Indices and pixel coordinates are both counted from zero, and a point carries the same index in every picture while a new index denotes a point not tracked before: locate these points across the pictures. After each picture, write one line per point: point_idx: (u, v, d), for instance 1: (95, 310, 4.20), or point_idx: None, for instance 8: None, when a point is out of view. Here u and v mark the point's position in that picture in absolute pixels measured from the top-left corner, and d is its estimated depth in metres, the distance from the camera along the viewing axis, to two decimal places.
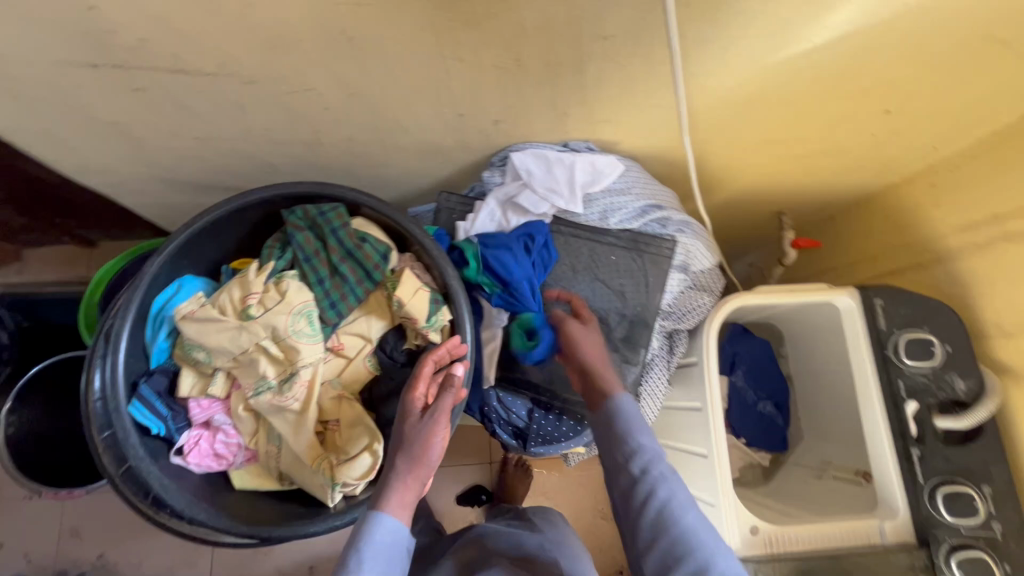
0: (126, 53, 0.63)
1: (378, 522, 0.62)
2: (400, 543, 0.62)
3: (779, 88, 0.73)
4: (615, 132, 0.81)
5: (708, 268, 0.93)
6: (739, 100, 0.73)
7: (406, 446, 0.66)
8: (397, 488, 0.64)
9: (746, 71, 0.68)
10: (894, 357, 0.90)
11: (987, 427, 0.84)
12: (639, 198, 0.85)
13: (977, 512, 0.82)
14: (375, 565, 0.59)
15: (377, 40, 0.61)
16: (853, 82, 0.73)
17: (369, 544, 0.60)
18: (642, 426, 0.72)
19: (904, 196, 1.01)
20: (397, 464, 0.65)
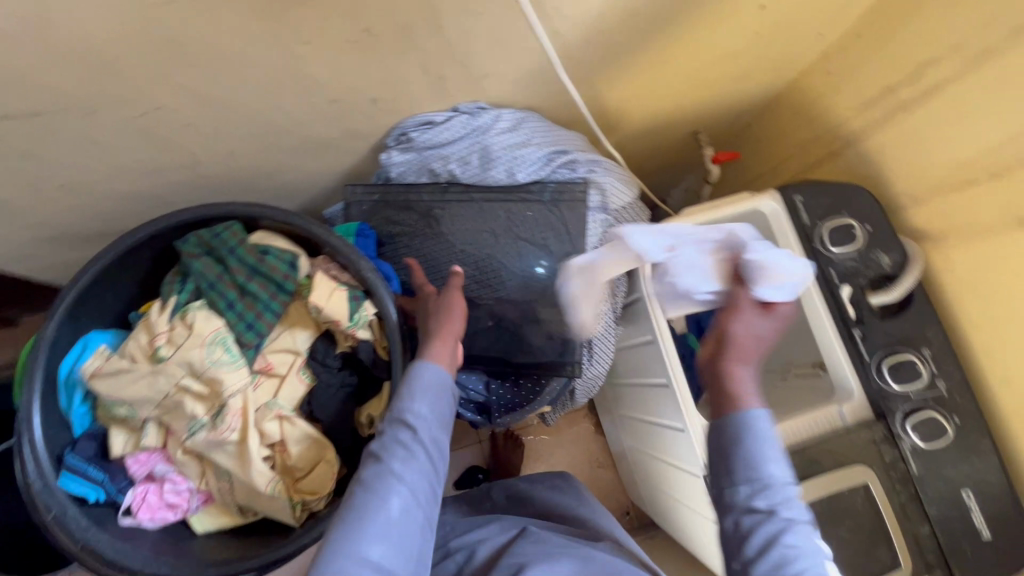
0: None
1: (424, 364, 0.65)
2: (445, 387, 0.64)
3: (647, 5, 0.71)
4: (501, 84, 0.78)
5: (628, 202, 0.92)
6: (610, 24, 0.71)
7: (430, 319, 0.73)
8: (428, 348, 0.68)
9: None
10: (821, 248, 0.92)
11: (915, 292, 0.87)
12: (542, 147, 0.83)
13: (920, 376, 0.85)
14: (427, 395, 0.62)
15: (208, 37, 0.57)
16: None
17: (416, 385, 0.63)
18: (770, 453, 0.57)
19: (805, 89, 1.01)
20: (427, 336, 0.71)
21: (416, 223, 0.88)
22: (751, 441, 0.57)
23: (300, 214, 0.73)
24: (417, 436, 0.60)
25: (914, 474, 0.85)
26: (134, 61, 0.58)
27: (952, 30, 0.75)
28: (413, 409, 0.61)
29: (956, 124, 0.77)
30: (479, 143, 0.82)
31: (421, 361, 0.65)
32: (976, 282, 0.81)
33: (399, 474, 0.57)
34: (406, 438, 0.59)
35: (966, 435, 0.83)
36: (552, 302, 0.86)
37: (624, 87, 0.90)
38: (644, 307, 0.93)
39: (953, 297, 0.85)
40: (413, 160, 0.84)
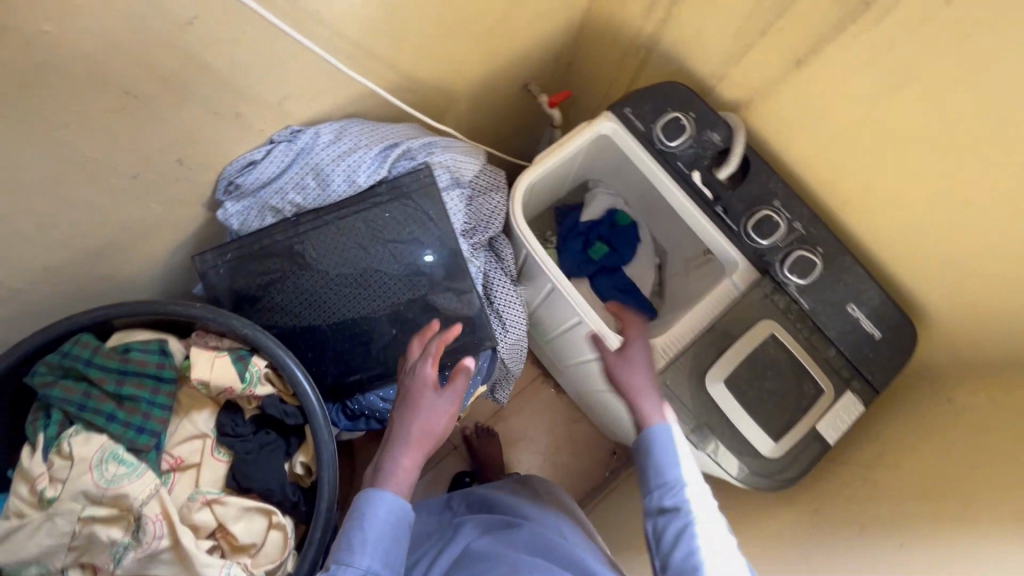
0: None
1: (381, 497, 0.67)
2: (395, 520, 0.66)
3: None
4: (305, 102, 0.78)
5: (478, 169, 0.94)
6: (378, 11, 0.72)
7: (420, 422, 0.72)
8: (398, 458, 0.70)
9: None
10: (662, 147, 0.99)
11: (750, 156, 0.95)
12: (372, 146, 0.83)
13: (779, 226, 0.93)
14: (377, 543, 0.65)
15: None
16: None
17: (372, 514, 0.66)
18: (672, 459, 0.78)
19: (599, 12, 1.07)
20: (410, 432, 0.71)
21: (283, 266, 0.86)
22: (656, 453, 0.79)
23: (153, 300, 0.71)
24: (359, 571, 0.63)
25: (807, 310, 0.95)
26: None
27: None
28: (360, 539, 0.65)
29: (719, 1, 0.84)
30: (310, 163, 0.81)
31: (382, 492, 0.67)
32: (791, 129, 0.89)
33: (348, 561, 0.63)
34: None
35: (834, 260, 0.93)
36: (444, 288, 0.88)
37: (432, 65, 0.91)
38: (530, 261, 0.97)
39: (779, 149, 0.93)
40: (253, 204, 0.82)
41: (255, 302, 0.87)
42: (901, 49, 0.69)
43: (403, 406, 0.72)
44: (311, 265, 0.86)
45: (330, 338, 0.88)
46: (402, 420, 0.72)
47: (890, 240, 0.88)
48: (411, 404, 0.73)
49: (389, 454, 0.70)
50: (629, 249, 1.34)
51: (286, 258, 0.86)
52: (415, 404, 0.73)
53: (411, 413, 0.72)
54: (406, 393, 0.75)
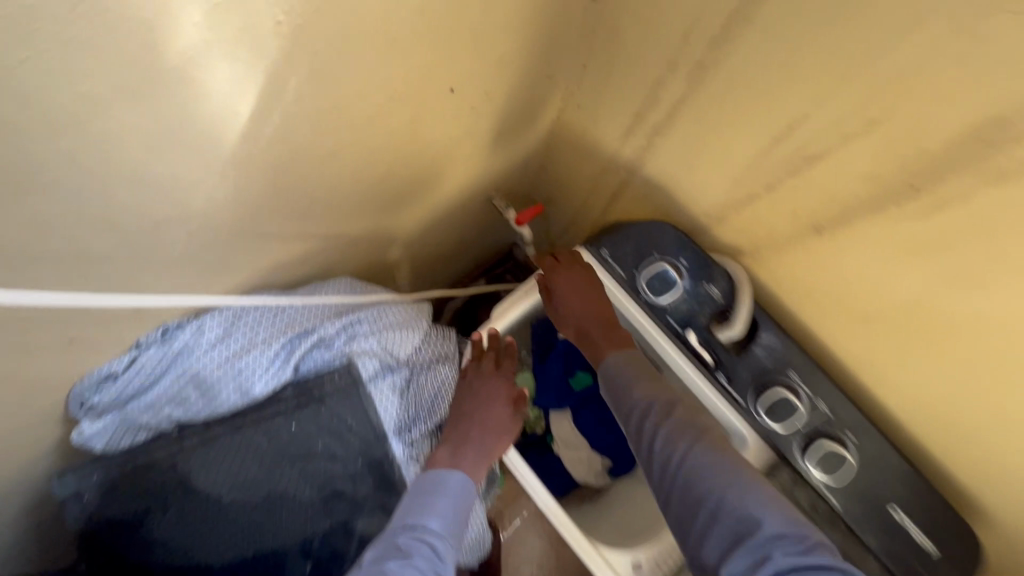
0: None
1: (461, 474, 0.66)
2: (463, 498, 0.64)
3: (284, 156, 0.53)
4: (174, 302, 0.60)
5: (419, 342, 0.76)
6: (245, 193, 0.53)
7: (491, 432, 0.73)
8: (466, 453, 0.69)
9: (209, 179, 0.48)
10: (650, 299, 0.80)
11: (759, 316, 0.75)
12: (271, 342, 0.65)
13: (796, 409, 0.74)
14: (452, 509, 0.62)
15: None
16: (365, 104, 0.54)
17: (446, 484, 0.64)
18: (632, 380, 0.71)
19: (569, 125, 0.89)
20: (482, 429, 0.72)
21: (165, 486, 0.65)
22: (610, 388, 0.72)
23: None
24: (436, 532, 0.58)
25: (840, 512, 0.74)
26: None
27: (655, 54, 0.63)
28: (433, 506, 0.61)
29: (708, 143, 0.66)
30: (190, 370, 0.63)
31: (460, 472, 0.66)
32: (808, 293, 0.70)
33: (421, 518, 0.59)
34: (436, 539, 0.58)
35: (868, 452, 0.72)
36: (373, 508, 0.69)
37: (353, 218, 0.73)
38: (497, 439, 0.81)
39: (796, 310, 0.74)
40: (118, 421, 0.63)
41: (130, 532, 0.64)
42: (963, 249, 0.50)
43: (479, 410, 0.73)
44: (199, 489, 0.65)
45: None
46: (474, 417, 0.73)
47: (947, 439, 0.67)
48: (489, 415, 0.74)
49: (471, 445, 0.70)
50: None
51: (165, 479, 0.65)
52: (489, 402, 0.75)
53: (486, 412, 0.74)
54: (481, 393, 0.75)
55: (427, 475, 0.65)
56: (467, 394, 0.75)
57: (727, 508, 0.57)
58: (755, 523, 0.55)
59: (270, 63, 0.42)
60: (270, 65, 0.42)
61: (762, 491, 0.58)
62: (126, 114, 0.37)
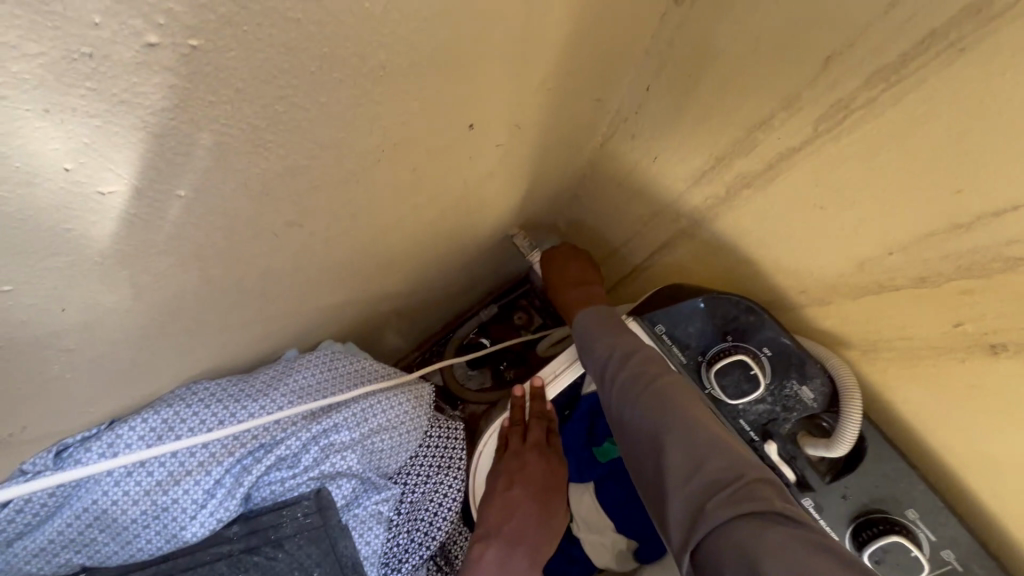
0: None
1: None
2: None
3: (215, 237, 0.35)
4: (69, 416, 0.42)
5: (415, 449, 0.58)
6: (154, 287, 0.35)
7: (542, 527, 0.58)
8: (516, 558, 0.55)
9: (82, 281, 0.30)
10: (717, 395, 0.62)
11: (866, 431, 0.57)
12: (212, 467, 0.47)
13: (921, 565, 0.54)
14: None
15: None
16: (339, 159, 0.37)
17: None
18: (596, 337, 0.64)
19: (614, 159, 0.70)
20: (522, 527, 0.56)
21: None
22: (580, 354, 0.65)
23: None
24: None
25: None
26: None
27: (765, 81, 0.44)
28: None
29: (824, 210, 0.47)
30: (95, 509, 0.45)
31: None
32: (943, 415, 0.51)
33: None
34: None
35: None
36: None
37: (331, 284, 0.55)
38: None
39: (917, 428, 0.55)
40: None
41: None
42: None
43: (517, 509, 0.56)
44: None
45: None
46: (515, 514, 0.56)
47: None
48: (543, 505, 0.58)
49: (520, 549, 0.55)
50: None
51: None
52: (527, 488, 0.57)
53: (528, 503, 0.57)
54: (537, 475, 0.58)
55: None
56: (519, 476, 0.57)
57: (677, 467, 0.51)
58: (720, 480, 0.50)
59: (143, 120, 0.23)
60: (145, 124, 0.23)
61: (710, 432, 0.54)
62: None
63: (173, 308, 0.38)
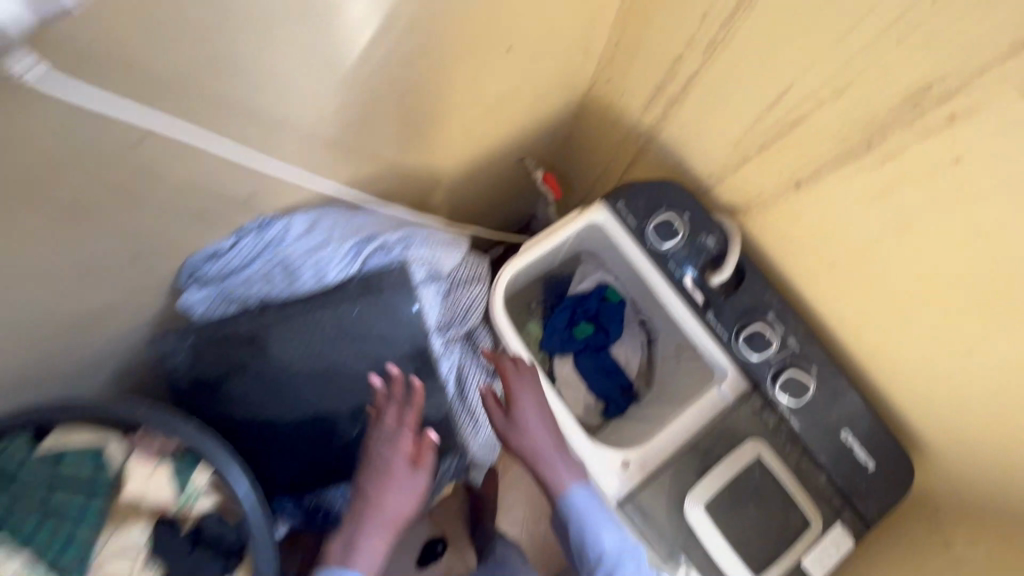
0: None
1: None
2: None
3: (384, 84, 0.68)
4: (277, 198, 0.75)
5: (458, 261, 0.91)
6: (348, 109, 0.68)
7: (407, 491, 0.77)
8: (372, 539, 0.75)
9: (332, 87, 0.63)
10: (654, 246, 0.96)
11: (744, 265, 0.90)
12: (345, 241, 0.80)
13: (771, 343, 0.88)
14: None
15: None
16: (445, 49, 0.70)
17: None
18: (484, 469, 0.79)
19: (598, 98, 1.04)
20: (369, 517, 0.75)
21: (243, 354, 0.79)
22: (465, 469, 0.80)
23: (85, 406, 0.68)
24: None
25: (797, 433, 0.89)
26: None
27: (679, 31, 0.78)
28: None
29: (715, 109, 0.80)
30: (280, 256, 0.79)
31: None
32: (787, 245, 0.84)
33: None
34: None
35: (828, 383, 0.86)
36: (414, 387, 0.84)
37: (414, 152, 0.88)
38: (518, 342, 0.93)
39: (777, 261, 0.88)
40: (214, 295, 0.79)
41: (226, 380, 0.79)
42: (898, 199, 0.65)
43: (377, 488, 0.76)
44: (272, 354, 0.79)
45: (290, 432, 0.83)
46: (367, 504, 0.76)
47: (888, 372, 0.81)
48: (410, 476, 0.78)
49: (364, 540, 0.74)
50: (617, 326, 1.31)
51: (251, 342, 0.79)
52: (384, 478, 0.77)
53: (388, 483, 0.76)
54: (394, 466, 0.77)
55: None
56: (374, 469, 0.77)
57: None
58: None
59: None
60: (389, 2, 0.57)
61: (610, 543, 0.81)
62: (294, 26, 0.52)
63: (349, 127, 0.71)
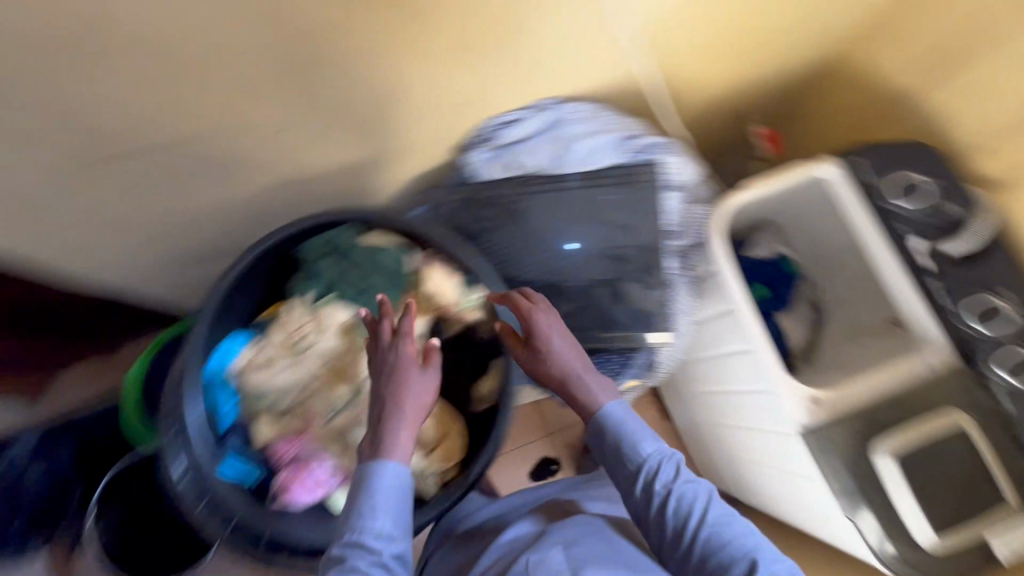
0: (72, 92, 0.64)
1: (386, 465, 0.69)
2: (405, 489, 0.70)
3: None
4: (577, 78, 0.90)
5: (695, 179, 0.97)
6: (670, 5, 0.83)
7: (421, 390, 0.72)
8: (403, 435, 0.70)
9: None
10: (889, 204, 0.96)
11: (989, 232, 0.91)
12: (613, 133, 0.91)
13: (1002, 311, 0.89)
14: (388, 506, 0.68)
15: (346, 37, 0.69)
16: None
17: (377, 481, 0.68)
18: (640, 433, 0.77)
19: (849, 60, 1.09)
20: (383, 413, 0.70)
21: (498, 217, 0.93)
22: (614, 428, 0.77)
23: (381, 211, 0.80)
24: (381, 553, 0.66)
25: (1010, 416, 0.87)
26: (293, 74, 0.72)
27: None
28: (374, 528, 0.67)
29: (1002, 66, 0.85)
30: (559, 135, 0.91)
31: (388, 463, 0.69)
32: None
33: (383, 526, 0.68)
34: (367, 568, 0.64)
35: None
36: (636, 277, 0.93)
37: (682, 70, 0.99)
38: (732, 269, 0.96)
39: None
40: (493, 159, 0.93)
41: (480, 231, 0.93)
42: None
43: (388, 384, 0.71)
44: (525, 218, 0.92)
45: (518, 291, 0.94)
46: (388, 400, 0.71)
47: None
48: (418, 377, 0.72)
49: (387, 430, 0.69)
50: None
51: (515, 200, 0.93)
52: (396, 374, 0.72)
53: (399, 380, 0.71)
54: (405, 364, 0.72)
55: (362, 479, 0.69)
56: (380, 370, 0.73)
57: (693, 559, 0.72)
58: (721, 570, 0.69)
59: None
60: None
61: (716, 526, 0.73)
62: None
63: (664, 22, 0.85)
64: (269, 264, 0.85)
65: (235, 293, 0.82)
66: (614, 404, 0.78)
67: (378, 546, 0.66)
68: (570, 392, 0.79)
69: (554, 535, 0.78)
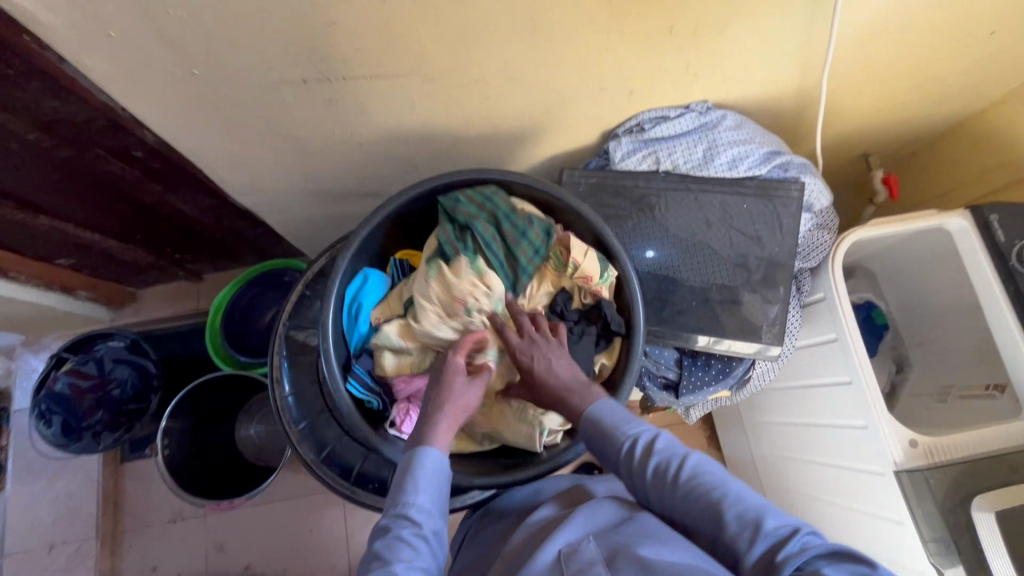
0: (306, 40, 0.67)
1: (427, 452, 0.71)
2: (445, 475, 0.71)
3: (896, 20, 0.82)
4: (741, 90, 0.90)
5: (826, 205, 1.00)
6: (858, 32, 0.82)
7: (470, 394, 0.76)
8: (443, 426, 0.73)
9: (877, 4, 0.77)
10: (1020, 265, 0.93)
11: None
12: (762, 146, 0.93)
13: None
14: (429, 486, 0.69)
15: (552, 25, 0.70)
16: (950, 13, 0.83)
17: (418, 467, 0.70)
18: (625, 417, 0.74)
19: (994, 118, 1.09)
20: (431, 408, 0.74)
21: (629, 210, 0.95)
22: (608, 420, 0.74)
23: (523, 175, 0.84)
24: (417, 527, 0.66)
25: None
26: (489, 48, 0.72)
27: None
28: (414, 502, 0.67)
29: None
30: (709, 138, 0.93)
31: (424, 450, 0.71)
32: None
33: (418, 505, 0.67)
34: (406, 537, 0.64)
35: None
36: (756, 289, 0.94)
37: (834, 100, 0.99)
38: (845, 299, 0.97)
39: None
40: (636, 150, 0.94)
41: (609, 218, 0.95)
42: None
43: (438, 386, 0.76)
44: (656, 214, 0.94)
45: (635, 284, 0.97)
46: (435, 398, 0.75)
47: None
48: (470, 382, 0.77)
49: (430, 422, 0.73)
50: None
51: (650, 195, 0.94)
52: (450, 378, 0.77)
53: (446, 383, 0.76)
54: (457, 370, 0.77)
55: (404, 468, 0.71)
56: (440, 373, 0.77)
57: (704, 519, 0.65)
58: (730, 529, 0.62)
59: None
60: None
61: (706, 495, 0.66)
62: None
63: (845, 48, 0.85)
64: (412, 208, 0.89)
65: (372, 233, 0.86)
66: (603, 403, 0.75)
67: (418, 518, 0.66)
68: (565, 404, 0.77)
69: (583, 514, 0.72)
